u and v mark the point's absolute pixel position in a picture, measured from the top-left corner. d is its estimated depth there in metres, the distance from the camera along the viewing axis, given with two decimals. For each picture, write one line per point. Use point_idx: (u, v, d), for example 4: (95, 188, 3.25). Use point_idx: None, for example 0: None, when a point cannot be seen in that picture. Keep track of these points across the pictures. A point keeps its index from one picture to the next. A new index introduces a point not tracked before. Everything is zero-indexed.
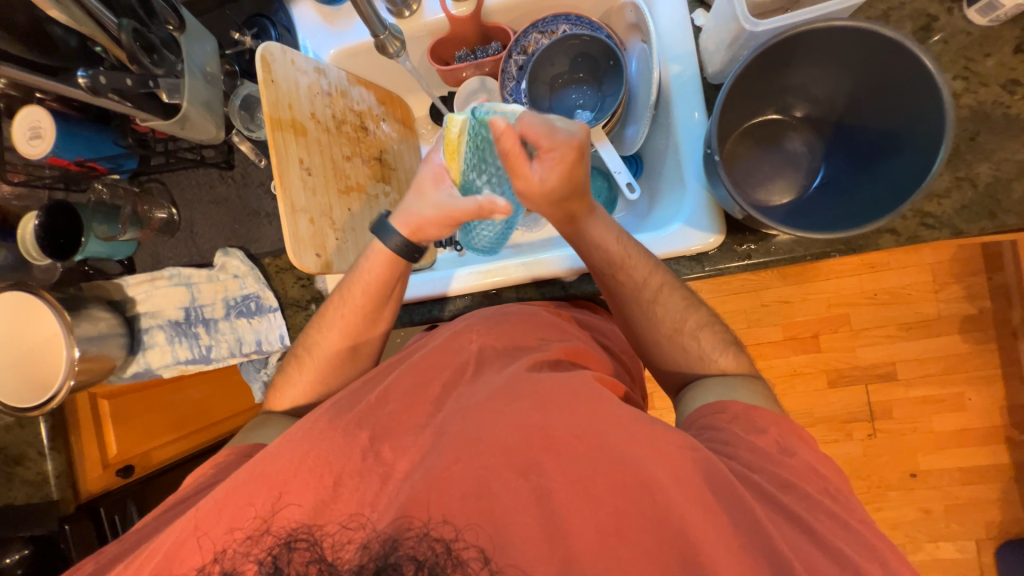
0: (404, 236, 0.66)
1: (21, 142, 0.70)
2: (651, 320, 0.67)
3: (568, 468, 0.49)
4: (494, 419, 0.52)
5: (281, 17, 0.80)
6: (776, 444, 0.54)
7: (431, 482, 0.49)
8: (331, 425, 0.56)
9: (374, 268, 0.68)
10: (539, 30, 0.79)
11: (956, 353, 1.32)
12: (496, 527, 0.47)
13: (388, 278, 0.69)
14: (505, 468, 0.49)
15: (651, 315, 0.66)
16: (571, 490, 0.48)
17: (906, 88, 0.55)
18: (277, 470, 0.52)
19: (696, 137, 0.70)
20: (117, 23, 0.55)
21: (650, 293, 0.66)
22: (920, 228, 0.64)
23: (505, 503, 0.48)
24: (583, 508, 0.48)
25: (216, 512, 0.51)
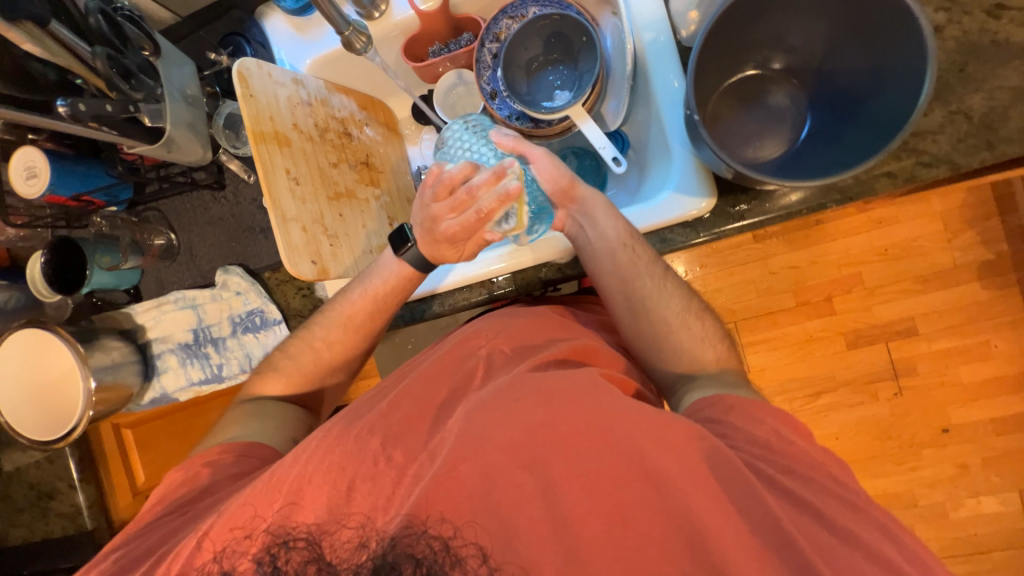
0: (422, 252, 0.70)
1: (18, 182, 0.72)
2: (666, 298, 0.66)
3: (574, 461, 0.49)
4: (496, 410, 0.52)
5: (255, 34, 0.82)
6: (772, 435, 0.53)
7: (433, 479, 0.49)
8: (331, 430, 0.56)
9: (387, 284, 0.72)
10: (508, 16, 0.78)
11: (977, 300, 1.28)
12: (503, 519, 0.47)
13: (400, 295, 0.73)
14: (508, 460, 0.49)
15: (666, 292, 0.66)
16: (577, 483, 0.48)
17: (884, 24, 0.53)
18: (283, 481, 0.52)
19: (676, 103, 0.69)
20: (91, 50, 0.57)
21: (662, 269, 0.67)
22: (917, 167, 0.62)
23: (510, 496, 0.48)
24: (590, 491, 0.48)
25: (228, 527, 0.51)
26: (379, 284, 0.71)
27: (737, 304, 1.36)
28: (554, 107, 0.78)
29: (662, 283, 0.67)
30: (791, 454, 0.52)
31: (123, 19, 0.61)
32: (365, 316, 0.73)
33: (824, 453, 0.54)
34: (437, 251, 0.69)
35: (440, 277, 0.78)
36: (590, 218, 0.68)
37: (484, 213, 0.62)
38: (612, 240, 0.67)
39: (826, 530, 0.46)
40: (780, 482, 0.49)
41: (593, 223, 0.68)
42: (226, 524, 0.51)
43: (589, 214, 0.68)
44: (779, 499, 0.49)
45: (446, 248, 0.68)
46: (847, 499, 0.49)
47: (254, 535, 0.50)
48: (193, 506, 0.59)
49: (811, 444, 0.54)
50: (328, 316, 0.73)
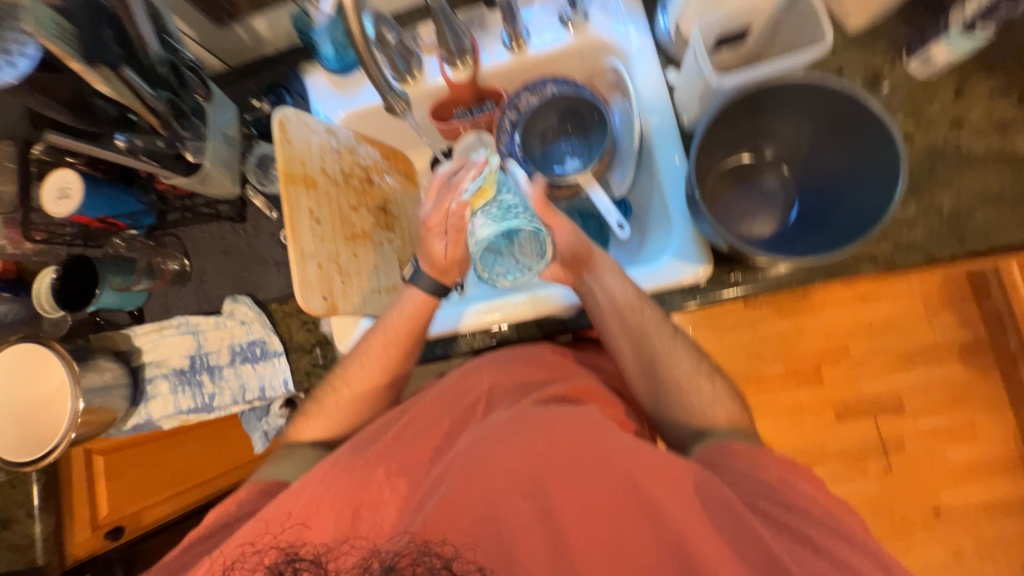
0: (434, 277, 0.73)
1: (49, 201, 0.75)
2: (672, 359, 0.67)
3: (574, 506, 0.49)
4: (500, 447, 0.52)
5: (296, 86, 0.89)
6: (780, 480, 0.54)
7: (434, 511, 0.49)
8: (337, 459, 0.58)
9: (401, 321, 0.72)
10: (529, 90, 0.86)
11: (958, 380, 1.32)
12: (505, 549, 0.48)
13: (417, 323, 0.73)
14: (510, 495, 0.50)
15: (673, 353, 0.67)
16: (577, 525, 0.48)
17: (860, 128, 0.61)
18: (290, 506, 0.53)
19: (678, 179, 0.76)
20: (154, 94, 0.61)
21: (668, 332, 0.68)
22: (895, 253, 0.68)
23: (514, 532, 0.48)
24: (587, 522, 0.49)
25: (234, 549, 0.52)
26: (395, 318, 0.72)
27: (728, 367, 1.38)
28: (564, 174, 0.85)
29: (672, 343, 0.68)
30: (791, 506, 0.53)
31: (185, 68, 0.67)
32: (385, 358, 0.73)
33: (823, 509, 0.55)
34: (428, 254, 0.72)
35: (435, 323, 0.80)
36: (599, 281, 0.69)
37: (455, 185, 0.65)
38: (620, 300, 0.68)
39: (825, 565, 0.47)
40: (775, 517, 0.51)
41: (601, 285, 0.69)
42: (234, 548, 0.52)
43: (598, 276, 0.69)
44: (776, 540, 0.49)
45: (433, 242, 0.71)
46: (845, 534, 0.50)
47: (254, 556, 0.51)
48: (207, 531, 0.61)
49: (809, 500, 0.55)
50: (348, 364, 0.74)
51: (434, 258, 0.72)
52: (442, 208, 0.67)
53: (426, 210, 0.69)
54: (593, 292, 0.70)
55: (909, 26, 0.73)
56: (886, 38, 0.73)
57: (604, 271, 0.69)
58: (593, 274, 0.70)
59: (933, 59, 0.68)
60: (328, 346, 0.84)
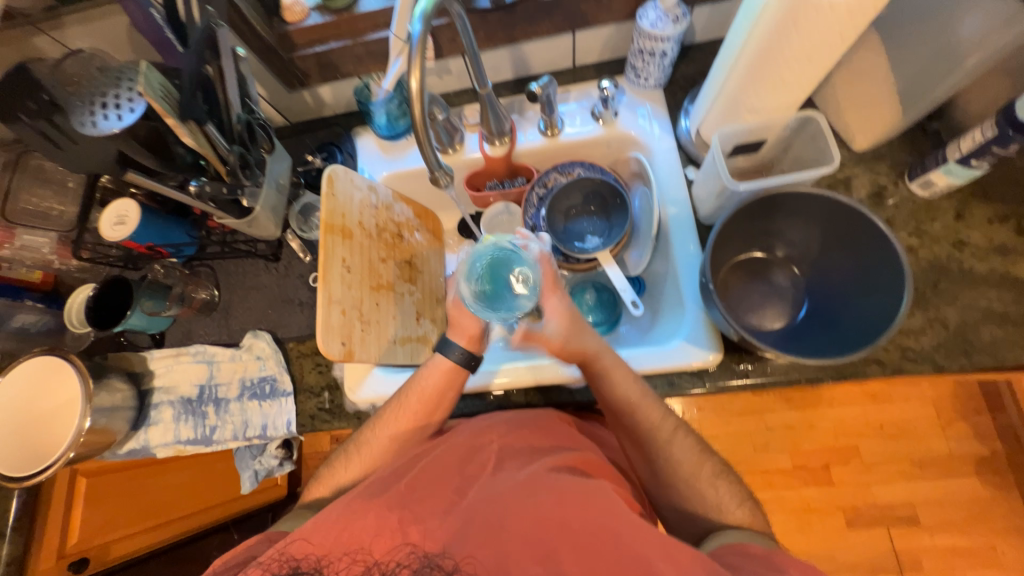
0: (463, 348, 0.74)
1: (106, 226, 0.81)
2: (670, 462, 0.66)
3: None
4: (513, 509, 0.54)
5: (347, 146, 0.98)
6: None
7: None
8: (344, 509, 0.58)
9: (427, 387, 0.73)
10: (558, 172, 0.95)
11: (976, 496, 1.26)
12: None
13: (441, 391, 0.73)
14: (523, 566, 0.50)
15: (670, 456, 0.67)
16: None
17: (866, 240, 0.66)
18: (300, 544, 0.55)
19: (692, 266, 0.80)
20: (228, 147, 0.69)
21: (665, 434, 0.68)
22: (904, 361, 0.69)
23: None
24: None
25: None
26: (417, 386, 0.73)
27: (733, 456, 1.34)
28: (584, 249, 0.90)
29: (670, 446, 0.67)
30: None
31: (258, 125, 0.76)
32: (403, 422, 0.73)
33: None
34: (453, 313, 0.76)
35: None
36: (597, 377, 0.70)
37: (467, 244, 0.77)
38: (617, 399, 0.68)
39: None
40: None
41: (599, 381, 0.70)
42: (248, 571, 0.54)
43: (597, 372, 0.70)
44: None
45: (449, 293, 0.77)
46: None
47: None
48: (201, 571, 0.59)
49: None
50: (370, 424, 0.75)
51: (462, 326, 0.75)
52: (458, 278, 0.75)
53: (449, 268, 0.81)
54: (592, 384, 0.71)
55: (910, 152, 0.80)
56: (889, 159, 0.80)
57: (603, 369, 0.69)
58: (592, 368, 0.70)
59: (934, 184, 0.74)
60: (337, 391, 0.85)
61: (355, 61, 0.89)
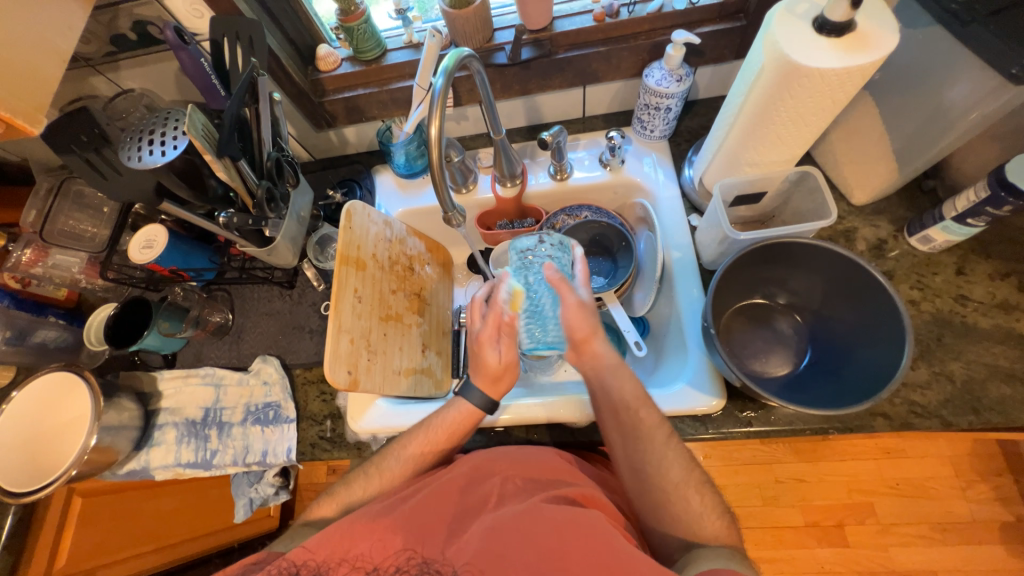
0: (487, 394, 0.73)
1: (134, 249, 0.86)
2: (662, 470, 0.64)
3: None
4: (510, 548, 0.53)
5: (367, 183, 1.04)
6: None
7: None
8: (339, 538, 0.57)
9: (446, 421, 0.73)
10: (566, 214, 0.98)
11: (1001, 566, 1.19)
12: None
13: (460, 430, 0.73)
14: None
15: (664, 462, 0.64)
16: None
17: (866, 289, 0.67)
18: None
19: (695, 310, 0.81)
20: (257, 182, 0.74)
21: (661, 436, 0.66)
22: (910, 415, 0.68)
23: None
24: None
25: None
26: (438, 422, 0.73)
27: (741, 509, 1.29)
28: (590, 288, 0.92)
29: (665, 449, 0.65)
30: None
31: (286, 162, 0.82)
32: (416, 453, 0.72)
33: None
34: (479, 362, 0.73)
35: None
36: (599, 374, 0.72)
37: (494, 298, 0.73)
38: (617, 399, 0.69)
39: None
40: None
41: (602, 379, 0.71)
42: None
43: (598, 370, 0.72)
44: None
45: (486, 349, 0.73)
46: None
47: None
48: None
49: None
50: (384, 455, 0.74)
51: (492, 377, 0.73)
52: (490, 319, 0.72)
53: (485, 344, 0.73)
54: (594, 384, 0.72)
55: (908, 207, 0.82)
56: (888, 213, 0.83)
57: (604, 363, 0.72)
58: (593, 363, 0.72)
59: (932, 239, 0.76)
60: (339, 420, 0.86)
61: (380, 106, 0.96)
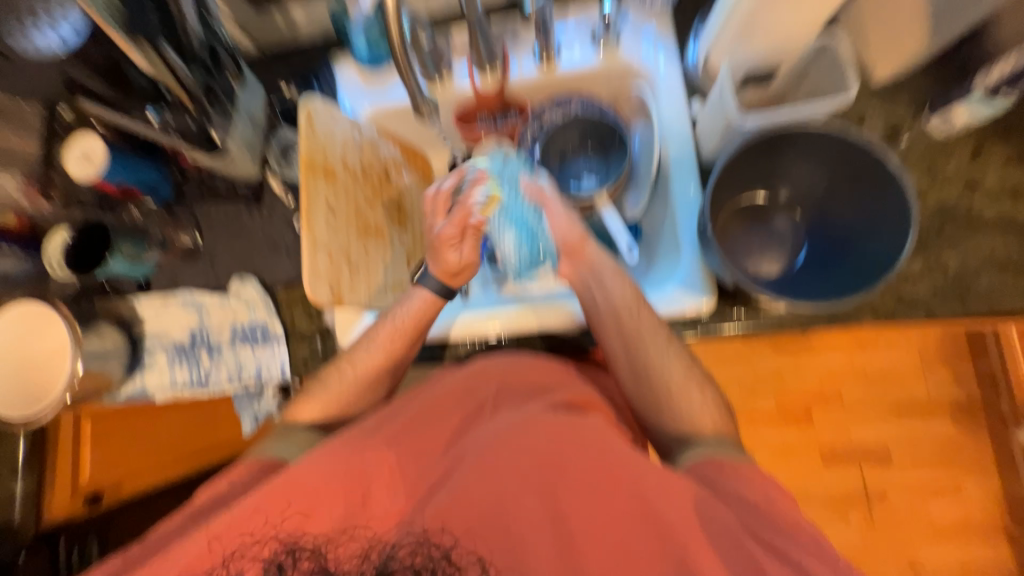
0: (441, 279, 0.75)
1: (71, 161, 0.78)
2: (660, 368, 0.67)
3: (580, 504, 0.52)
4: (508, 447, 0.55)
5: (327, 77, 0.91)
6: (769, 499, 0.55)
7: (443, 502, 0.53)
8: (343, 445, 0.59)
9: (408, 315, 0.74)
10: (553, 106, 0.88)
11: (948, 436, 1.32)
12: (509, 542, 0.52)
13: (425, 319, 0.75)
14: (522, 486, 0.53)
15: (662, 361, 0.67)
16: (584, 523, 0.52)
17: (879, 179, 0.63)
18: (292, 490, 0.55)
19: (691, 209, 0.77)
20: (188, 72, 0.67)
21: (660, 337, 0.68)
22: (898, 306, 0.69)
23: (517, 515, 0.53)
24: (592, 530, 0.51)
25: (233, 535, 0.53)
26: (405, 312, 0.74)
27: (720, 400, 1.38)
28: (579, 190, 0.87)
29: (665, 349, 0.68)
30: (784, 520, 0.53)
31: (220, 50, 0.73)
32: (392, 348, 0.74)
33: None
34: (443, 262, 0.74)
35: None
36: (597, 277, 0.72)
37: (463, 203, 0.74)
38: (618, 302, 0.69)
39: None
40: (781, 548, 0.49)
41: (600, 282, 0.72)
42: (250, 502, 0.54)
43: (598, 273, 0.72)
44: (773, 566, 0.48)
45: (447, 251, 0.74)
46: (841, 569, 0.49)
47: (254, 546, 0.53)
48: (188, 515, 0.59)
49: None
50: (355, 357, 0.74)
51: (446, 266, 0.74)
52: (457, 220, 0.73)
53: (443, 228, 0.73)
54: (588, 290, 0.73)
55: (933, 84, 0.74)
56: (910, 94, 0.75)
57: (601, 267, 0.72)
58: (589, 265, 0.73)
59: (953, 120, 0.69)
60: (329, 336, 0.85)
61: None
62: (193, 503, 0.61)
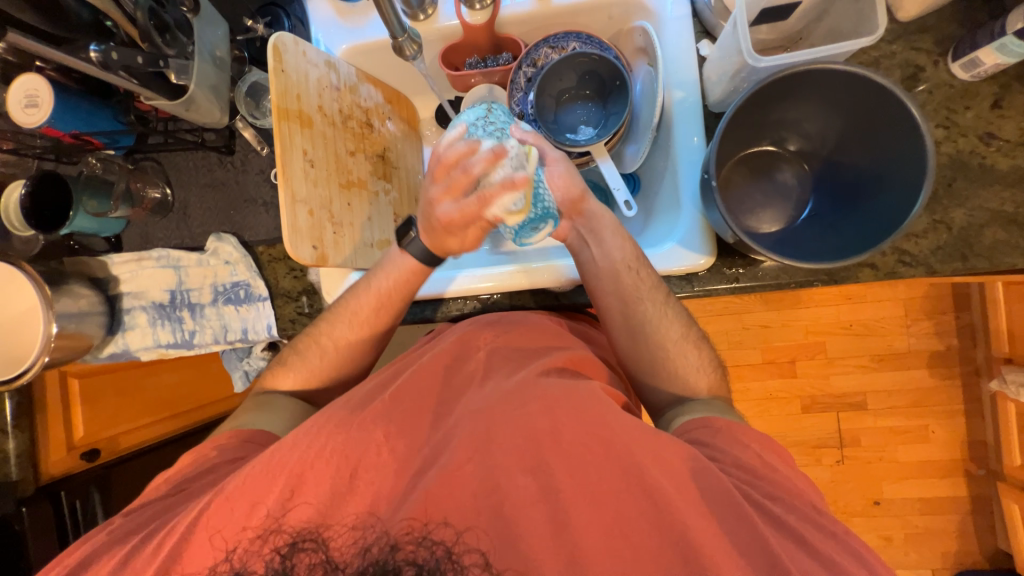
0: (427, 245, 0.69)
1: (15, 108, 0.68)
2: (657, 328, 0.67)
3: (577, 471, 0.52)
4: (503, 414, 0.55)
5: (295, 9, 0.81)
6: (758, 459, 0.56)
7: (440, 471, 0.52)
8: (332, 415, 0.58)
9: (387, 283, 0.71)
10: (549, 46, 0.80)
11: (924, 386, 1.37)
12: (505, 515, 0.50)
13: (406, 290, 0.72)
14: (513, 462, 0.52)
15: (659, 322, 0.67)
16: (578, 491, 0.51)
17: (894, 128, 0.59)
18: (283, 465, 0.53)
19: (694, 161, 0.72)
20: (134, 2, 0.58)
21: (659, 297, 0.67)
22: (898, 265, 0.67)
23: (514, 498, 0.51)
24: (590, 501, 0.51)
25: (222, 508, 0.52)
26: (384, 281, 0.71)
27: None
28: (577, 141, 0.81)
29: (663, 308, 0.67)
30: (770, 479, 0.54)
31: None
32: (371, 316, 0.72)
33: (801, 481, 0.57)
34: (438, 239, 0.67)
35: None
36: (596, 236, 0.69)
37: (486, 199, 0.57)
38: (617, 261, 0.68)
39: (808, 557, 0.48)
40: (766, 506, 0.51)
41: (600, 241, 0.69)
42: (240, 477, 0.53)
43: (597, 232, 0.69)
44: (763, 523, 0.50)
45: (447, 237, 0.66)
46: (823, 523, 0.51)
47: (243, 525, 0.51)
48: (186, 487, 0.60)
49: (789, 473, 0.57)
50: (336, 316, 0.72)
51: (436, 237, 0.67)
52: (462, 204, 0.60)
53: (445, 209, 0.61)
54: (585, 249, 0.70)
55: (960, 24, 0.68)
56: (935, 33, 0.69)
57: (602, 228, 0.69)
58: (590, 226, 0.70)
59: (979, 64, 0.64)
60: (315, 296, 0.82)
61: None
62: (188, 472, 0.61)
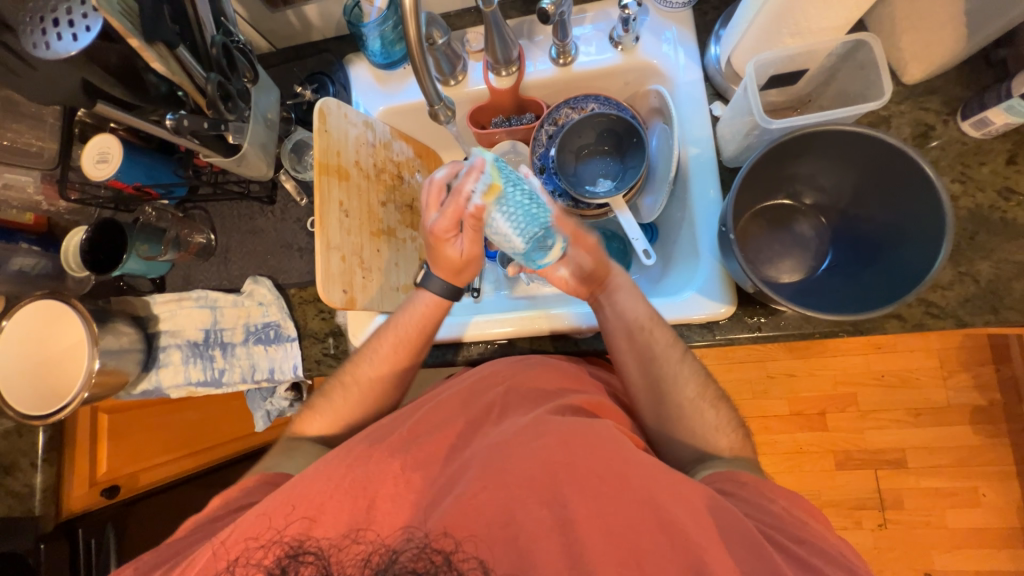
0: (445, 279, 0.72)
1: (89, 164, 0.76)
2: (674, 387, 0.66)
3: (595, 513, 0.50)
4: (519, 450, 0.54)
5: (339, 77, 0.89)
6: (788, 512, 0.53)
7: (454, 504, 0.51)
8: (352, 449, 0.58)
9: (414, 314, 0.73)
10: (570, 106, 0.86)
11: (969, 444, 1.29)
12: (520, 552, 0.49)
13: (426, 326, 0.73)
14: (527, 494, 0.51)
15: (676, 381, 0.66)
16: (595, 532, 0.49)
17: (908, 183, 0.60)
18: (301, 500, 0.53)
19: (711, 214, 0.75)
20: (205, 76, 0.65)
21: (674, 357, 0.67)
22: (926, 316, 0.66)
23: (528, 531, 0.49)
24: (609, 545, 0.49)
25: (238, 542, 0.52)
26: (407, 318, 0.72)
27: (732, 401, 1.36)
28: (595, 192, 0.85)
29: (680, 366, 0.66)
30: (801, 532, 0.51)
31: (236, 50, 0.71)
32: (393, 357, 0.73)
33: (834, 536, 0.54)
34: (444, 261, 0.69)
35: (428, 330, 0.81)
36: (611, 299, 0.71)
37: (459, 189, 0.62)
38: (631, 321, 0.68)
39: None
40: (794, 552, 0.49)
41: (614, 304, 0.70)
42: (256, 513, 0.53)
43: (610, 292, 0.71)
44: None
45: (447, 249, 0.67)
46: None
47: (259, 549, 0.51)
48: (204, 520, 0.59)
49: (822, 527, 0.54)
50: (361, 359, 0.73)
51: (448, 264, 0.70)
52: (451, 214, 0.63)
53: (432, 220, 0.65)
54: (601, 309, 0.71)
55: (966, 85, 0.71)
56: (942, 94, 0.72)
57: (617, 291, 0.70)
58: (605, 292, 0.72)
59: (989, 123, 0.66)
60: (341, 337, 0.85)
61: None
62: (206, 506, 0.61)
